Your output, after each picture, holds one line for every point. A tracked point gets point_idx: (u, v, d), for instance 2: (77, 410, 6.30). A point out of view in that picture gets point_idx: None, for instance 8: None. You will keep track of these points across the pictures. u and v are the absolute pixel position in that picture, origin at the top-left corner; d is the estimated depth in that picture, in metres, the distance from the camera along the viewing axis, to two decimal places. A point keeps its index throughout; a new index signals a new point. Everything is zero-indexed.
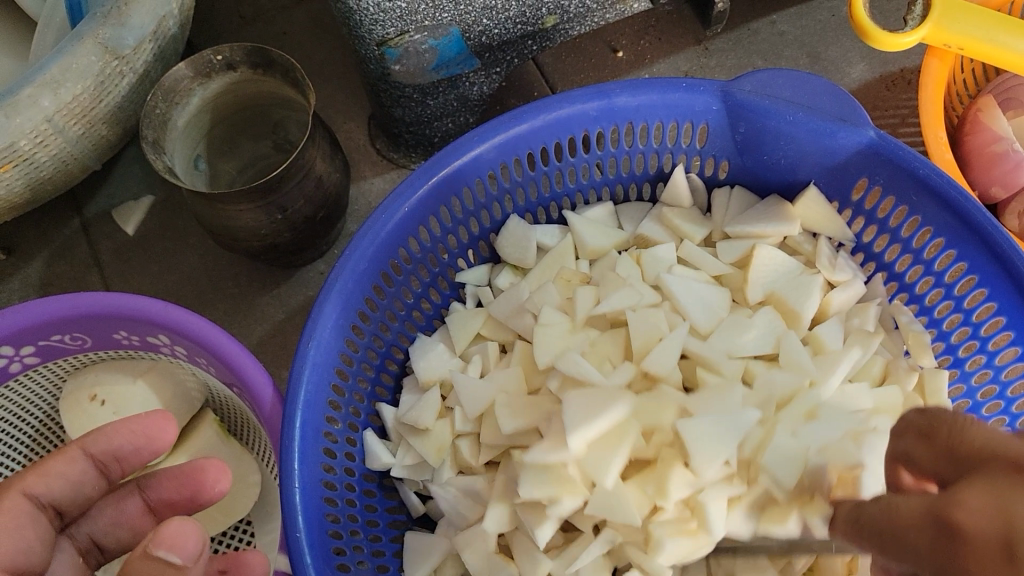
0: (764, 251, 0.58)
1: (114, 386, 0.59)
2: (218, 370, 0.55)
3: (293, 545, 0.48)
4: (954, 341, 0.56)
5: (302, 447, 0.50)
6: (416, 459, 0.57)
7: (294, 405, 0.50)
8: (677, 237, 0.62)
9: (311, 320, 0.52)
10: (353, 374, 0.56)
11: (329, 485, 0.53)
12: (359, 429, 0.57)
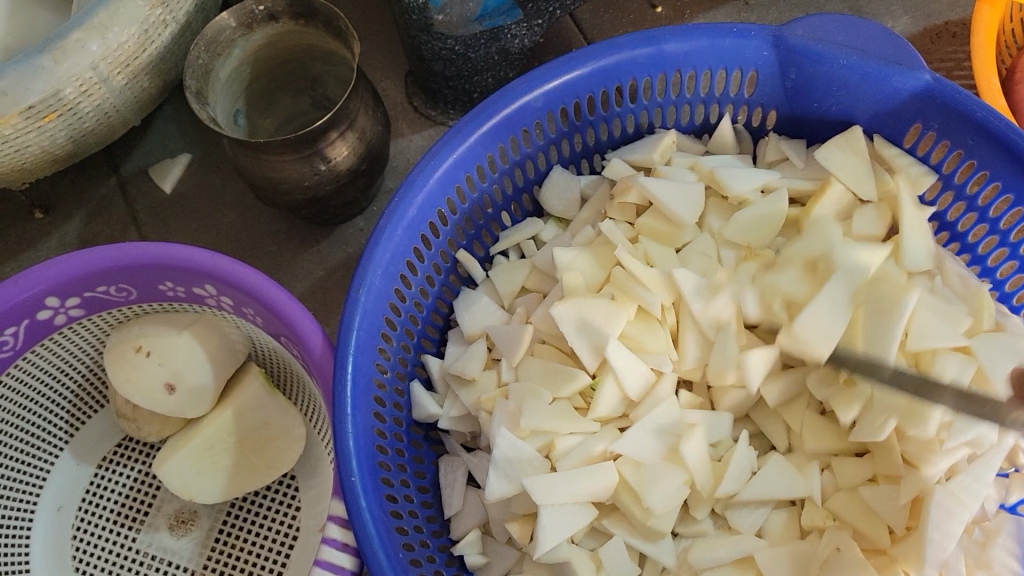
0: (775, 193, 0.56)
1: (159, 338, 0.58)
2: (265, 320, 0.55)
3: (348, 489, 0.48)
4: (1009, 290, 0.57)
5: (353, 393, 0.50)
6: (462, 411, 0.56)
7: (346, 351, 0.50)
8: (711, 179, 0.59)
9: (360, 268, 0.52)
10: (400, 324, 0.56)
11: (380, 433, 0.52)
12: (406, 380, 0.57)
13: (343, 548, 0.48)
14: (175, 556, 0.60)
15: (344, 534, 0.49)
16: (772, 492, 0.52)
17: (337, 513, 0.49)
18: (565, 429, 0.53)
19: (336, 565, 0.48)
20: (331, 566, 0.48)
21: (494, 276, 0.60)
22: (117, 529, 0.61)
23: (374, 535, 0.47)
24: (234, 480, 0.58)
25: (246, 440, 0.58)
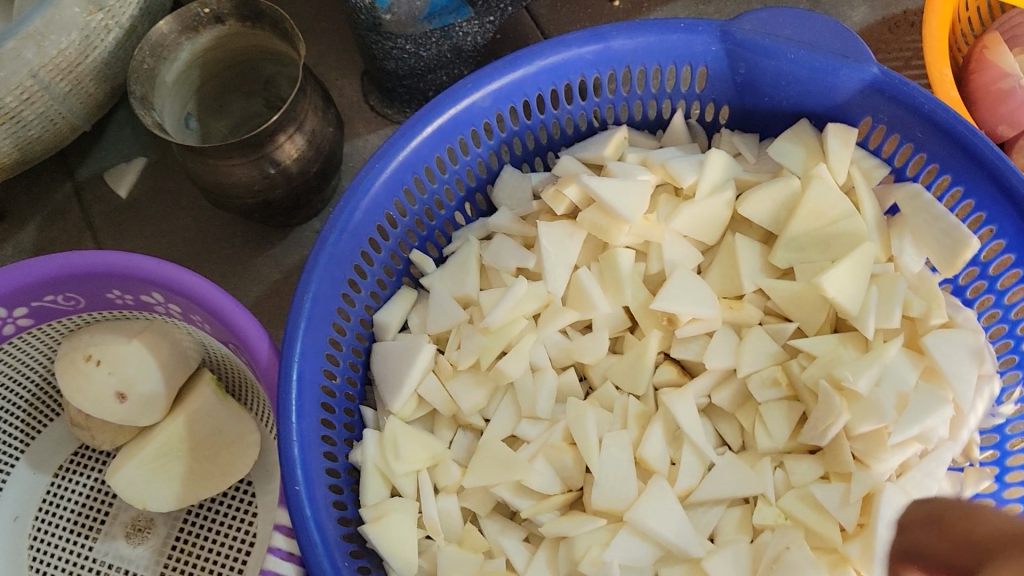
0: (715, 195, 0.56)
1: (109, 346, 0.58)
2: (214, 327, 0.55)
3: (292, 498, 0.47)
4: (963, 283, 0.56)
5: (299, 400, 0.50)
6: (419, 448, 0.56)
7: (291, 357, 0.50)
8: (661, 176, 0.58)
9: (305, 274, 0.52)
10: (350, 328, 0.56)
11: (328, 440, 0.52)
12: (358, 385, 0.57)
13: (288, 557, 0.48)
14: (130, 564, 0.60)
15: (288, 541, 0.48)
16: (724, 491, 0.52)
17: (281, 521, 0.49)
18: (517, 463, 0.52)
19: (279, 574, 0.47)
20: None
21: (434, 278, 0.59)
22: (73, 538, 0.61)
23: (318, 544, 0.47)
24: (188, 487, 0.58)
25: (199, 446, 0.58)
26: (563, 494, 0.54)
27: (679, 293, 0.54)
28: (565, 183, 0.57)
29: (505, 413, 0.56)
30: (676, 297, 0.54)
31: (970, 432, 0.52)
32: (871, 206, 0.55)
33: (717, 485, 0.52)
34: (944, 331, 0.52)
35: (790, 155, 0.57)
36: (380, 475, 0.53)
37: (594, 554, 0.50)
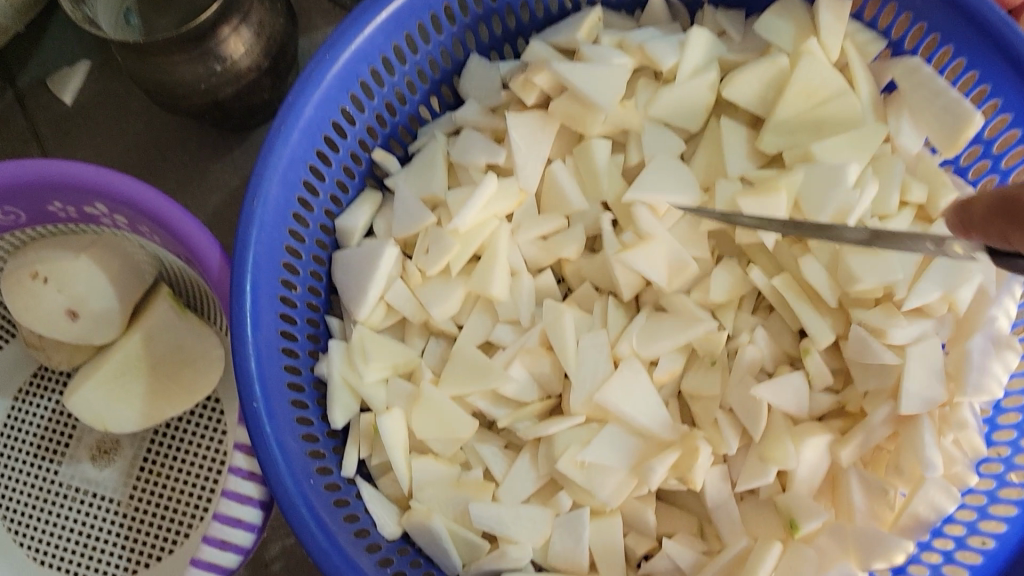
0: (698, 78, 0.52)
1: (57, 262, 0.54)
2: (163, 238, 0.51)
3: (250, 415, 0.45)
4: (965, 164, 0.52)
5: (254, 313, 0.46)
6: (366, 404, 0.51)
7: (243, 267, 0.46)
8: (640, 58, 0.53)
9: (255, 177, 0.48)
10: (309, 235, 0.52)
11: (289, 353, 0.49)
12: (322, 294, 0.54)
13: (250, 476, 0.47)
14: (97, 487, 0.58)
15: (250, 461, 0.47)
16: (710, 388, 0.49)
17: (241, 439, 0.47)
18: (491, 374, 0.50)
19: (243, 495, 0.46)
20: (237, 497, 0.46)
21: (398, 178, 0.55)
22: (37, 463, 0.58)
23: (280, 462, 0.44)
24: (151, 406, 0.55)
25: (160, 364, 0.55)
26: (541, 401, 0.52)
27: (657, 184, 0.51)
28: (535, 70, 0.52)
29: (479, 319, 0.53)
30: (654, 190, 0.51)
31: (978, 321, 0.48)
32: (866, 84, 0.51)
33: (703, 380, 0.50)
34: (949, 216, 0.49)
35: (780, 31, 0.52)
36: (348, 387, 0.51)
37: (572, 455, 0.48)
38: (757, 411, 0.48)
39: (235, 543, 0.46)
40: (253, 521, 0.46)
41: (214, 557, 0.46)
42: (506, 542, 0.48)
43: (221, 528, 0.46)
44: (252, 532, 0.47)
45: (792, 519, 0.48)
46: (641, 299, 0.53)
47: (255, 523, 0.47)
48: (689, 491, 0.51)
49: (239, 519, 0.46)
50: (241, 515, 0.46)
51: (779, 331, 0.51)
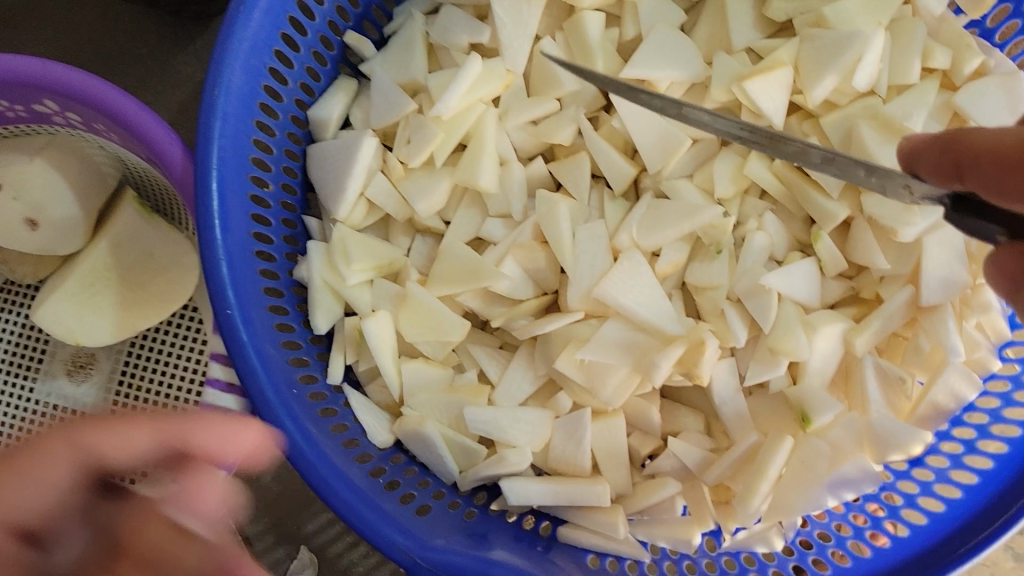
0: None
1: (11, 167, 0.50)
2: (122, 136, 0.47)
3: (225, 324, 0.42)
4: (991, 27, 0.47)
5: (223, 214, 0.43)
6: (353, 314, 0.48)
7: (207, 163, 0.43)
8: None
9: (214, 64, 0.43)
10: (280, 127, 0.48)
11: (264, 255, 0.46)
12: (297, 192, 0.50)
13: (229, 388, 0.44)
14: (77, 404, 0.56)
15: (229, 373, 0.44)
16: (716, 279, 0.46)
17: (218, 351, 0.45)
18: (481, 273, 0.47)
19: (222, 410, 0.44)
20: (216, 412, 0.44)
21: (374, 63, 0.51)
22: (11, 381, 0.56)
23: (260, 372, 0.41)
24: (125, 315, 0.52)
25: (130, 272, 0.52)
26: (536, 298, 0.48)
27: (655, 62, 0.47)
28: None
29: (467, 213, 0.50)
30: (653, 67, 0.47)
31: None
32: None
33: (708, 271, 0.47)
34: (975, 83, 0.45)
35: None
36: (331, 290, 0.48)
37: (571, 353, 0.46)
38: (766, 302, 0.45)
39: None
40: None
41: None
42: (503, 446, 0.46)
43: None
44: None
45: (804, 413, 0.46)
46: (641, 187, 0.49)
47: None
48: (694, 387, 0.49)
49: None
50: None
51: (789, 215, 0.48)
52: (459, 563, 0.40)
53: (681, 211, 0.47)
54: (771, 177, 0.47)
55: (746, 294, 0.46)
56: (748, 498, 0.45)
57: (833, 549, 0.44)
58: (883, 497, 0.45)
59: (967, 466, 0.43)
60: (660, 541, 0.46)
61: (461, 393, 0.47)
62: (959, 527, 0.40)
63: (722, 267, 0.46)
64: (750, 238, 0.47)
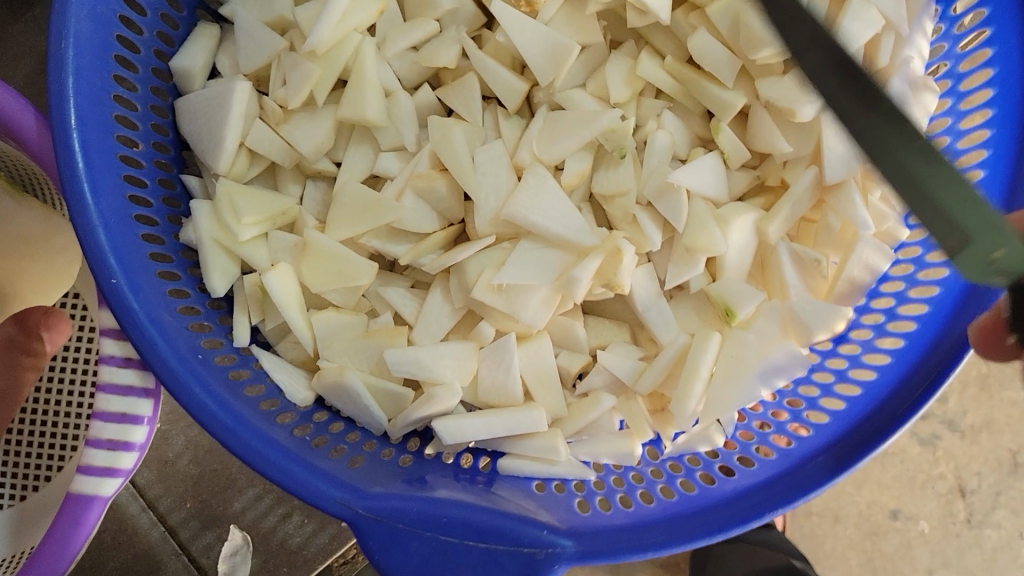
0: None
1: None
2: None
3: (112, 295, 0.38)
4: None
5: (92, 179, 0.39)
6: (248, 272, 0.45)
7: (65, 124, 0.39)
8: None
9: (56, 15, 0.39)
10: (141, 82, 0.44)
11: (146, 220, 0.42)
12: (171, 151, 0.46)
13: (127, 364, 0.43)
14: None
15: (124, 349, 0.43)
16: (624, 185, 0.45)
17: (108, 326, 0.43)
18: (380, 212, 0.45)
19: (122, 387, 0.43)
20: (116, 390, 0.43)
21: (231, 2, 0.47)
22: None
23: (159, 341, 0.38)
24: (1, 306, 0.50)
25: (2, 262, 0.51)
26: (443, 230, 0.46)
27: None
28: None
29: (357, 151, 0.47)
30: None
31: (897, 71, 0.45)
32: None
33: (615, 179, 0.45)
34: None
35: None
36: (223, 249, 0.44)
37: (487, 279, 0.44)
38: (678, 204, 0.44)
39: (125, 441, 0.43)
40: (141, 413, 0.43)
41: (105, 460, 0.43)
42: (430, 386, 0.44)
43: (104, 428, 0.43)
44: (141, 424, 0.43)
45: (728, 307, 0.45)
46: (534, 101, 0.48)
47: (143, 414, 0.43)
48: (615, 298, 0.48)
49: (123, 415, 0.43)
50: (126, 409, 0.43)
51: (686, 111, 0.47)
52: (402, 506, 0.38)
53: (579, 120, 0.45)
54: (666, 76, 0.46)
55: (657, 198, 0.45)
56: (684, 400, 0.45)
57: (772, 434, 0.44)
58: (814, 377, 0.46)
59: (891, 333, 0.44)
60: (603, 458, 0.45)
61: (380, 338, 0.44)
62: (895, 390, 0.40)
63: (628, 173, 0.45)
64: (654, 141, 0.46)
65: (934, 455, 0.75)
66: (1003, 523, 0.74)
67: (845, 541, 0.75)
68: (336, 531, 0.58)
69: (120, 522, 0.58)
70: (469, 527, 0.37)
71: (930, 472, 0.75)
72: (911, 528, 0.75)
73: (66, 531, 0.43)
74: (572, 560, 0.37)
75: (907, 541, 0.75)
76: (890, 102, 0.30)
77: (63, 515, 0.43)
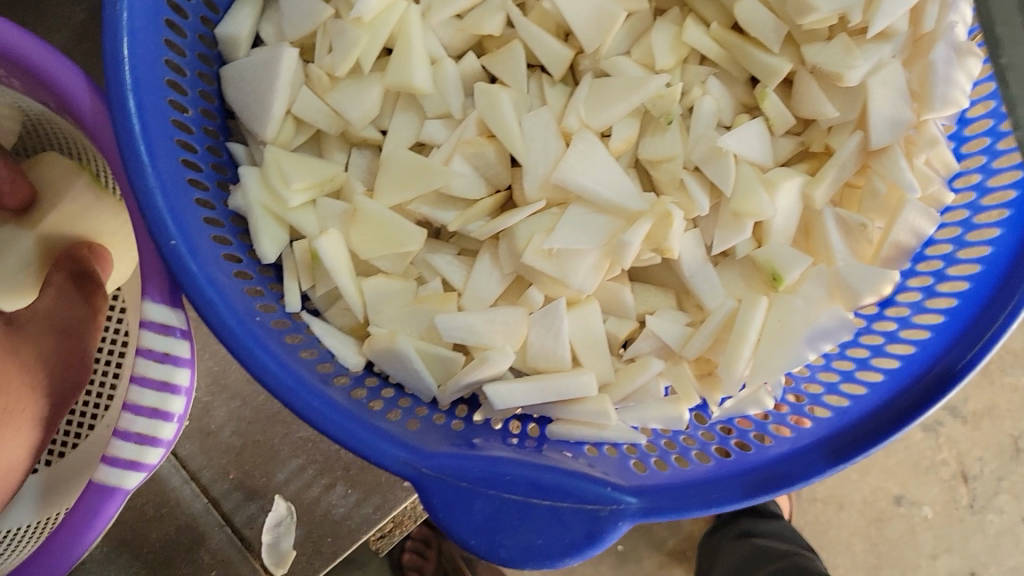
0: None
1: None
2: (26, 84, 0.46)
3: (170, 257, 0.38)
4: None
5: (149, 141, 0.39)
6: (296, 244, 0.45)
7: (121, 86, 0.39)
8: None
9: None
10: (189, 48, 0.44)
11: (197, 185, 0.42)
12: (217, 119, 0.46)
13: (156, 357, 0.45)
14: None
15: (164, 344, 0.45)
16: (671, 151, 0.46)
17: (151, 319, 0.44)
18: (431, 179, 0.45)
19: (158, 381, 0.45)
20: (151, 384, 0.45)
21: None
22: None
23: (217, 301, 0.38)
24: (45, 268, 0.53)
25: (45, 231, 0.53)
26: (491, 196, 0.46)
27: None
28: None
29: (403, 118, 0.47)
30: None
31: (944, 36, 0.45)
32: None
33: (662, 145, 0.46)
34: None
35: None
36: (271, 216, 0.44)
37: (537, 244, 0.44)
38: (726, 169, 0.45)
39: (153, 436, 0.45)
40: (171, 409, 0.46)
41: (132, 453, 0.45)
42: (480, 350, 0.45)
43: (136, 421, 0.45)
44: (170, 420, 0.46)
45: (775, 271, 0.46)
46: (578, 69, 0.48)
47: (173, 411, 0.46)
48: (661, 264, 0.48)
49: (154, 410, 0.45)
50: (157, 404, 0.45)
51: (731, 78, 0.47)
52: (465, 465, 0.38)
53: (626, 86, 0.45)
54: (712, 42, 0.46)
55: (704, 163, 0.45)
56: (732, 364, 0.45)
57: (826, 395, 0.44)
58: (862, 340, 0.46)
59: (940, 293, 0.44)
60: (651, 423, 0.45)
61: (430, 305, 0.45)
62: (947, 349, 0.40)
63: (675, 139, 0.46)
64: (701, 107, 0.46)
65: (936, 442, 0.84)
66: (1003, 508, 0.84)
67: (850, 528, 0.85)
68: (379, 501, 0.58)
69: (162, 495, 0.59)
70: (533, 485, 0.37)
71: (933, 459, 0.84)
72: (914, 514, 0.84)
73: (88, 517, 0.46)
74: (636, 517, 0.37)
75: (910, 527, 0.84)
76: None
77: (85, 503, 0.46)
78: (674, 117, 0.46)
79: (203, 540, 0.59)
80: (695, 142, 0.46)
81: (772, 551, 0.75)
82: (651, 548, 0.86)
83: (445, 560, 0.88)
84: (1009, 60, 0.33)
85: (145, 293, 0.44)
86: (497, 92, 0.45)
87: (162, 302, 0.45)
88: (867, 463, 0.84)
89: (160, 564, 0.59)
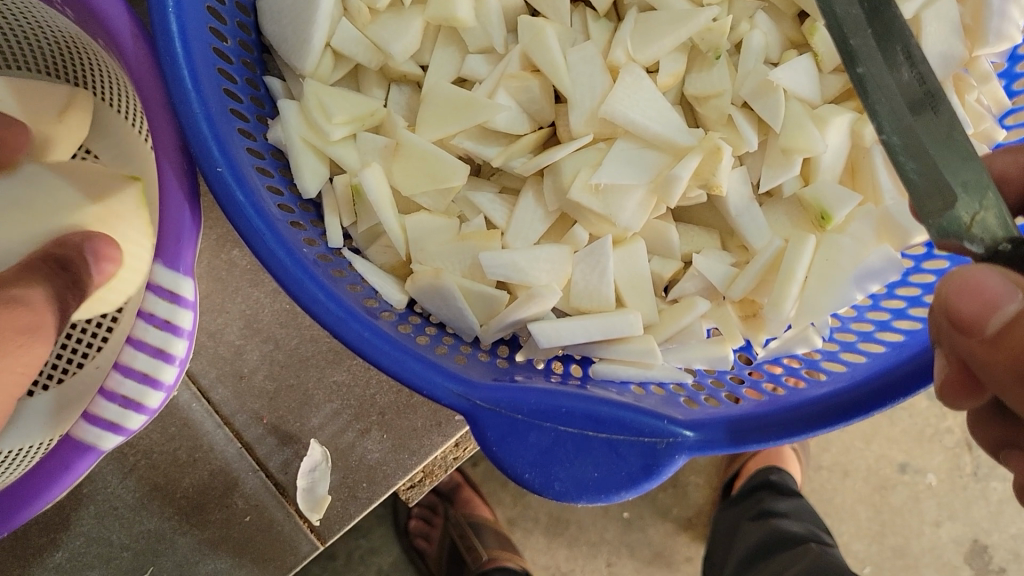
0: None
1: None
2: (77, 13, 0.43)
3: (216, 183, 0.37)
4: None
5: (191, 65, 0.38)
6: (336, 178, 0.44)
7: (163, 6, 0.37)
8: None
9: None
10: None
11: (239, 115, 0.41)
12: (254, 52, 0.45)
13: (164, 324, 0.44)
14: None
15: (168, 312, 0.43)
16: (719, 86, 0.45)
17: (160, 284, 0.43)
18: (475, 113, 0.44)
19: (153, 348, 0.44)
20: (146, 348, 0.44)
21: None
22: None
23: (264, 231, 0.37)
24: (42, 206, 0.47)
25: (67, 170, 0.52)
26: (534, 132, 0.46)
27: None
28: None
29: (445, 52, 0.46)
30: None
31: None
32: None
33: (711, 80, 0.45)
34: None
35: None
36: (313, 149, 0.43)
37: (584, 179, 0.43)
38: (774, 105, 0.44)
39: (138, 403, 0.44)
40: (162, 378, 0.44)
41: (114, 416, 0.44)
42: (525, 289, 0.44)
43: (123, 384, 0.44)
44: (158, 389, 0.45)
45: (824, 210, 0.45)
46: (623, 3, 0.47)
47: (163, 381, 0.45)
48: (705, 204, 0.48)
49: (144, 376, 0.44)
50: (149, 370, 0.44)
51: (778, 14, 0.46)
52: (520, 397, 0.37)
53: (676, 19, 0.44)
54: None
55: (752, 99, 0.45)
56: (779, 303, 0.44)
57: (877, 332, 0.44)
58: (911, 280, 0.45)
59: None
60: (695, 363, 0.44)
61: (473, 241, 0.44)
62: None
63: (723, 75, 0.45)
64: (750, 41, 0.45)
65: (942, 409, 0.84)
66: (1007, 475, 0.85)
67: (855, 495, 0.85)
68: (416, 446, 0.57)
69: (194, 440, 0.58)
70: (588, 417, 0.37)
71: (938, 427, 0.84)
72: (919, 481, 0.85)
73: (56, 471, 0.44)
74: (692, 449, 0.37)
75: (915, 494, 0.85)
76: (890, 18, 0.31)
77: (57, 455, 0.45)
78: (723, 52, 0.45)
79: (236, 485, 0.59)
80: (744, 79, 0.45)
81: (786, 538, 0.73)
82: (658, 517, 0.85)
83: (451, 526, 0.86)
84: (865, 70, 0.31)
85: (158, 257, 0.43)
86: (543, 25, 0.44)
87: (171, 268, 0.43)
88: (871, 431, 0.84)
89: (191, 509, 0.59)
